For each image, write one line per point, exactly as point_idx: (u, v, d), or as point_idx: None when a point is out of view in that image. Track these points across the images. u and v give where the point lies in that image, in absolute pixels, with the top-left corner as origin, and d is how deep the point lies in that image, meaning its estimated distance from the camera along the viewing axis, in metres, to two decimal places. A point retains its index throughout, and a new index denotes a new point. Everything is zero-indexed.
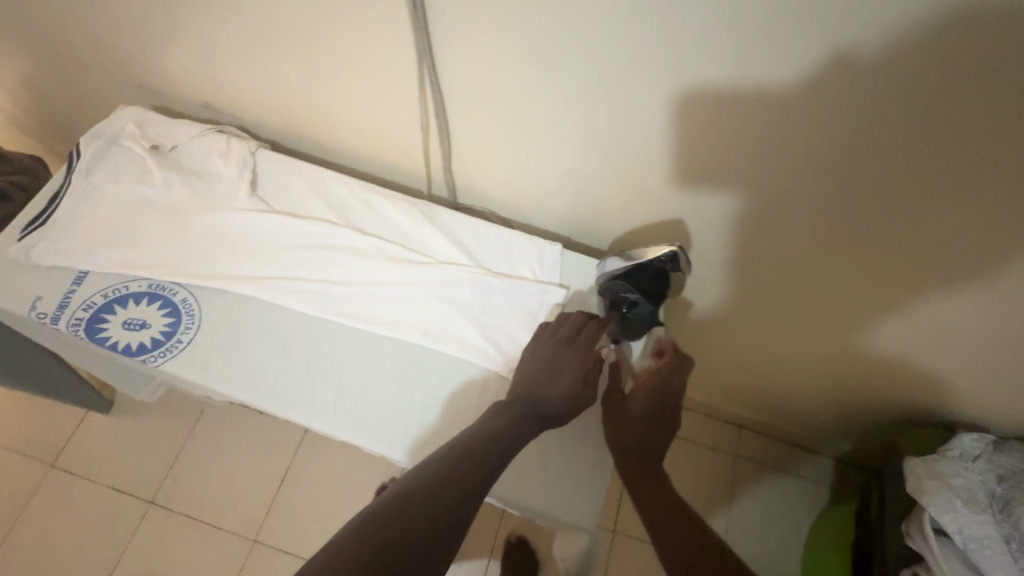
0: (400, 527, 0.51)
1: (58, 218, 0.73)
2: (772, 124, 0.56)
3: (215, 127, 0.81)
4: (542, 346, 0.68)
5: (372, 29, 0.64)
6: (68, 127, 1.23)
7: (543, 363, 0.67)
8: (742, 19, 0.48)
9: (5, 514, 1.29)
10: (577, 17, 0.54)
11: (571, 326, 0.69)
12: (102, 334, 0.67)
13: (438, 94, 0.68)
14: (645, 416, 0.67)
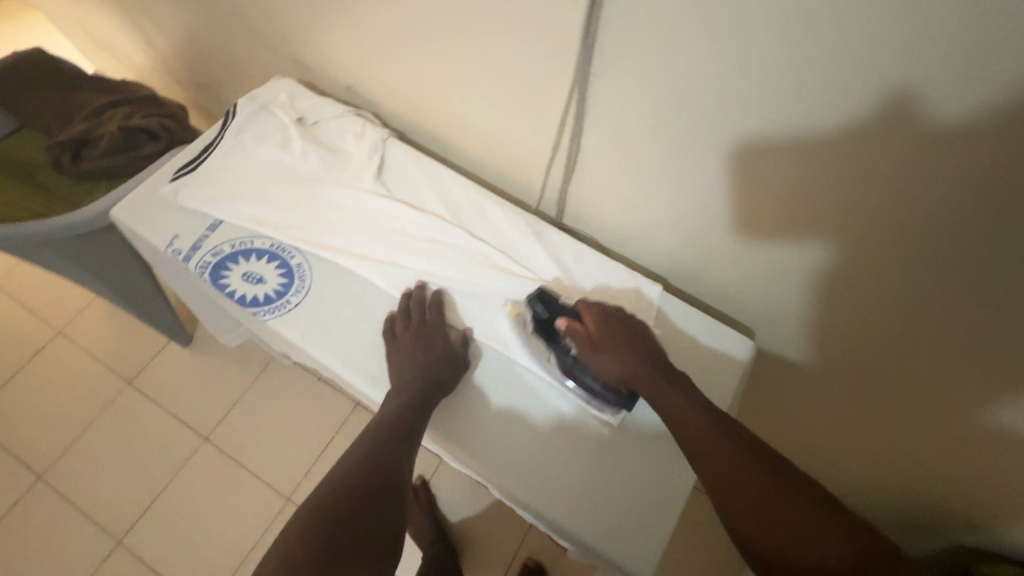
0: (339, 513, 0.56)
1: (204, 167, 0.80)
2: (930, 211, 0.53)
3: (355, 110, 0.86)
4: (423, 337, 0.70)
5: (533, 46, 0.66)
6: (215, 84, 1.36)
7: (421, 353, 0.68)
8: (929, 101, 0.46)
9: (82, 417, 1.42)
10: (746, 70, 0.53)
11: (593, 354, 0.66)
12: (223, 281, 0.72)
13: (578, 118, 0.70)
14: (630, 363, 0.63)
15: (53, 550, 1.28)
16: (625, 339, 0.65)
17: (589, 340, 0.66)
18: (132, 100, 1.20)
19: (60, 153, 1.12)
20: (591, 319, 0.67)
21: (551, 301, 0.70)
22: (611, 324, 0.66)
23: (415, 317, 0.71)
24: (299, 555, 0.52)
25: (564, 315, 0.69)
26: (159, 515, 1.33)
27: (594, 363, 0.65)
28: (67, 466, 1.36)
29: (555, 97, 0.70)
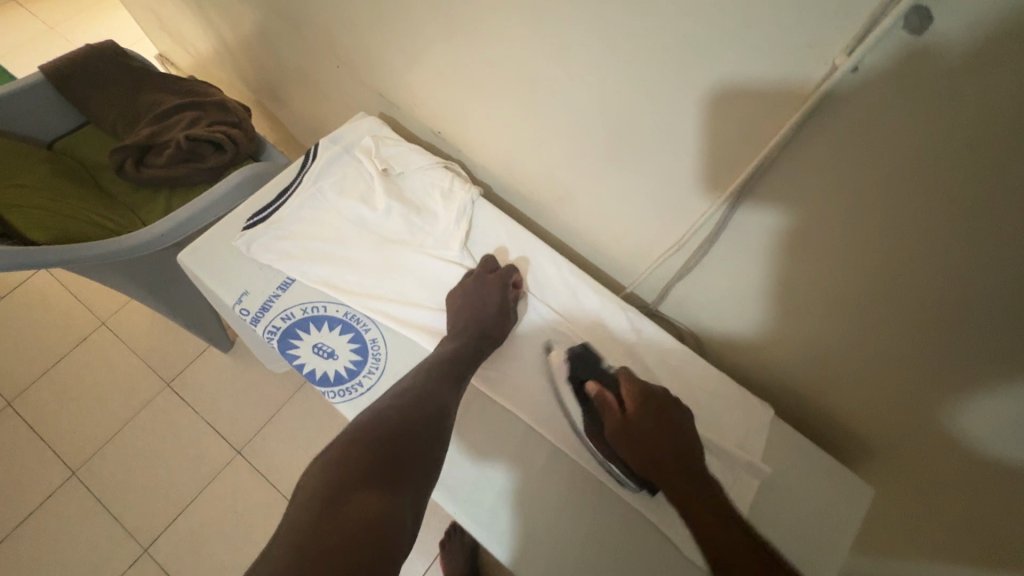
0: (381, 432, 0.52)
1: (281, 215, 0.73)
2: None
3: (444, 163, 0.78)
4: (481, 287, 0.68)
5: (679, 135, 0.57)
6: (285, 92, 1.30)
7: (476, 302, 0.67)
8: None
9: (119, 414, 1.40)
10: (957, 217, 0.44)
11: (610, 420, 0.60)
12: (292, 352, 0.66)
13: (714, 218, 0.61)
14: (651, 446, 0.56)
15: (81, 551, 1.27)
16: (654, 420, 0.58)
17: (618, 412, 0.60)
18: (199, 103, 1.14)
19: (124, 158, 1.08)
20: (625, 392, 0.61)
21: (590, 362, 0.67)
22: (650, 403, 0.60)
23: (475, 274, 0.70)
24: (354, 466, 0.49)
25: (599, 380, 0.65)
26: (185, 526, 1.30)
27: (615, 434, 0.60)
28: (100, 465, 1.35)
29: (692, 189, 0.61)
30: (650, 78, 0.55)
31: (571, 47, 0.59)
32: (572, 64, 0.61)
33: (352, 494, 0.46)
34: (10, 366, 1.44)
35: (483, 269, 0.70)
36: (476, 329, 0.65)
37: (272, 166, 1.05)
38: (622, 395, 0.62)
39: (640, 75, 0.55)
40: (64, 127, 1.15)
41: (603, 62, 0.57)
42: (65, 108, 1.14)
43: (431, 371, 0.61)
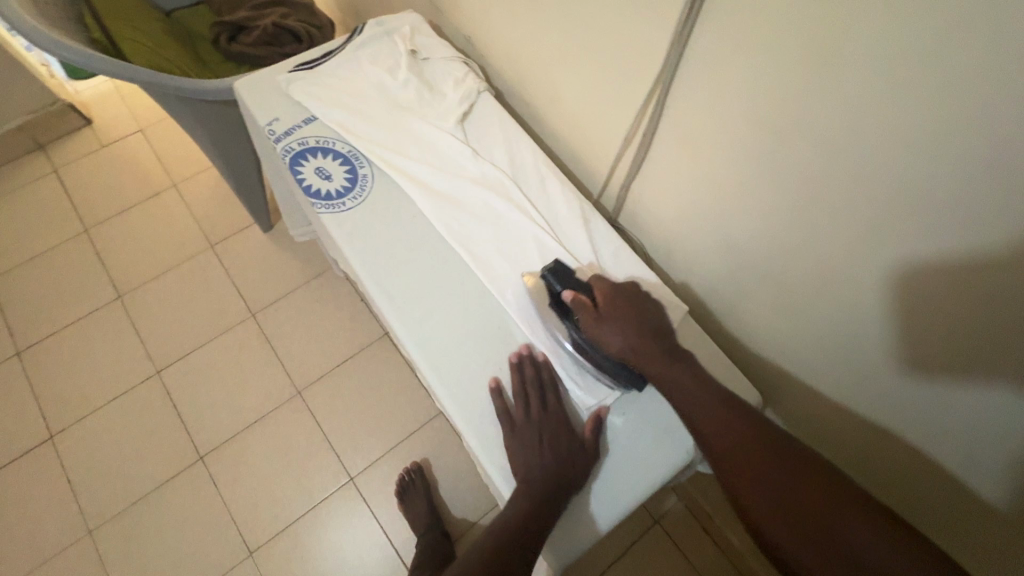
0: None
1: (321, 69, 0.88)
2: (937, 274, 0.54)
3: (464, 59, 0.91)
4: (546, 430, 0.66)
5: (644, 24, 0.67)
6: (363, 10, 1.48)
7: (542, 451, 0.65)
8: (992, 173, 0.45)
9: (167, 259, 1.63)
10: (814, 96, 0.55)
11: (599, 329, 0.66)
12: (298, 169, 0.80)
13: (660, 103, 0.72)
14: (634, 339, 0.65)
15: (110, 359, 1.49)
16: (633, 313, 0.68)
17: (595, 311, 0.67)
18: (291, 2, 1.34)
19: (221, 32, 1.28)
20: (598, 294, 0.69)
21: (562, 275, 0.71)
22: (617, 299, 0.69)
23: (531, 398, 0.69)
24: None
25: (572, 286, 0.70)
26: (195, 362, 1.50)
27: (599, 335, 0.66)
28: (142, 296, 1.57)
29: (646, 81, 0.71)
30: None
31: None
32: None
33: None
34: (94, 202, 1.70)
35: (531, 381, 0.70)
36: (547, 488, 0.62)
37: None
38: (595, 298, 0.69)
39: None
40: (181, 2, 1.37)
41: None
42: None
43: (504, 534, 0.59)
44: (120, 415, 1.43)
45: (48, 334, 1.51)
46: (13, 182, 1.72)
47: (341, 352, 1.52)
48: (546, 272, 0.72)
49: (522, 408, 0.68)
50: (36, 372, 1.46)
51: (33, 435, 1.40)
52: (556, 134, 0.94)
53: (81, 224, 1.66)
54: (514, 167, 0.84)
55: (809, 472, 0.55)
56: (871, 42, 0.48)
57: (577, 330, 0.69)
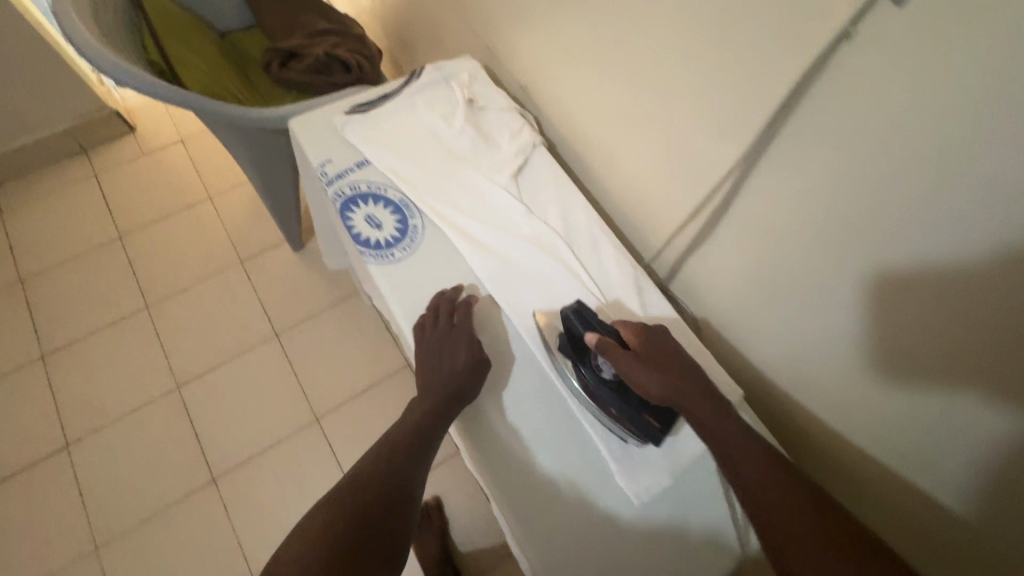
0: (350, 514, 0.59)
1: (376, 111, 0.87)
2: None
3: (521, 110, 0.90)
4: (448, 343, 0.71)
5: (724, 101, 0.65)
6: (413, 42, 1.49)
7: (443, 363, 0.70)
8: None
9: (197, 273, 1.62)
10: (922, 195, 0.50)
11: (634, 371, 0.65)
12: (349, 215, 0.79)
13: (735, 183, 0.69)
14: (670, 377, 0.64)
15: (132, 370, 1.48)
16: (665, 354, 0.67)
17: (630, 353, 0.66)
18: (342, 32, 1.34)
19: (273, 58, 1.29)
20: (628, 336, 0.68)
21: (586, 318, 0.70)
22: (645, 339, 0.68)
23: (443, 319, 0.73)
24: (321, 552, 0.55)
25: (597, 330, 0.69)
26: (216, 380, 1.49)
27: (630, 375, 0.65)
28: (169, 308, 1.57)
29: (719, 158, 0.69)
30: (713, 41, 0.63)
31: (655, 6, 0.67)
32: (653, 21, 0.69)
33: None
34: (130, 208, 1.71)
35: (444, 309, 0.74)
36: (443, 398, 0.68)
37: None
38: (624, 339, 0.68)
39: (707, 36, 0.63)
40: (234, 23, 1.38)
41: (676, 22, 0.66)
42: (241, 8, 1.37)
43: (401, 444, 0.67)
44: (137, 428, 1.42)
45: (74, 339, 1.51)
46: (54, 183, 1.74)
47: (362, 381, 1.50)
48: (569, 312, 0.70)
49: (432, 325, 0.72)
50: (58, 377, 1.46)
51: (49, 442, 1.38)
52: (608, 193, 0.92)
53: (116, 231, 1.67)
54: (565, 229, 0.81)
55: (779, 486, 0.58)
56: (998, 154, 0.44)
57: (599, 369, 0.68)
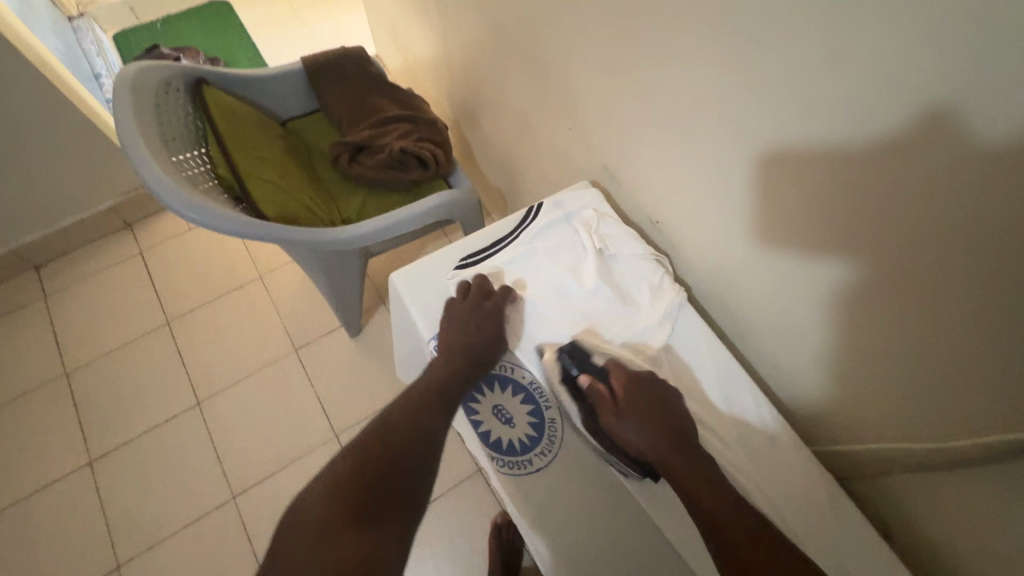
0: (371, 470, 0.57)
1: (490, 264, 0.75)
2: None
3: (659, 256, 0.77)
4: (478, 317, 0.68)
5: (980, 346, 0.49)
6: (482, 120, 1.36)
7: (474, 335, 0.67)
8: None
9: (249, 364, 1.52)
10: None
11: (618, 423, 0.61)
12: (473, 406, 0.67)
13: (993, 457, 0.52)
14: (653, 436, 0.59)
15: (185, 478, 1.37)
16: (654, 407, 0.61)
17: (612, 404, 0.62)
18: (414, 118, 1.22)
19: (341, 152, 1.16)
20: (616, 381, 0.63)
21: (580, 358, 0.65)
22: (639, 387, 0.63)
23: (475, 298, 0.70)
24: (342, 506, 0.54)
25: (590, 373, 0.65)
26: (273, 488, 1.37)
27: (616, 429, 0.61)
28: (222, 404, 1.46)
29: (972, 412, 0.53)
30: (971, 275, 0.47)
31: (865, 202, 0.52)
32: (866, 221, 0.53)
33: (336, 540, 0.51)
34: (178, 289, 1.62)
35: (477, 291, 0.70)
36: (466, 363, 0.66)
37: (464, 197, 1.08)
38: (613, 386, 0.63)
39: (960, 268, 0.47)
40: (297, 109, 1.27)
41: (907, 235, 0.50)
42: (304, 93, 1.26)
43: (417, 399, 0.64)
44: (191, 546, 1.31)
45: (123, 442, 1.41)
46: (98, 263, 1.65)
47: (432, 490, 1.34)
48: (562, 354, 0.66)
49: (460, 303, 0.69)
50: (108, 486, 1.36)
51: (100, 563, 1.28)
52: (766, 355, 0.78)
53: (163, 315, 1.58)
54: (729, 426, 0.68)
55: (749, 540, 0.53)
56: None
57: (591, 416, 0.63)
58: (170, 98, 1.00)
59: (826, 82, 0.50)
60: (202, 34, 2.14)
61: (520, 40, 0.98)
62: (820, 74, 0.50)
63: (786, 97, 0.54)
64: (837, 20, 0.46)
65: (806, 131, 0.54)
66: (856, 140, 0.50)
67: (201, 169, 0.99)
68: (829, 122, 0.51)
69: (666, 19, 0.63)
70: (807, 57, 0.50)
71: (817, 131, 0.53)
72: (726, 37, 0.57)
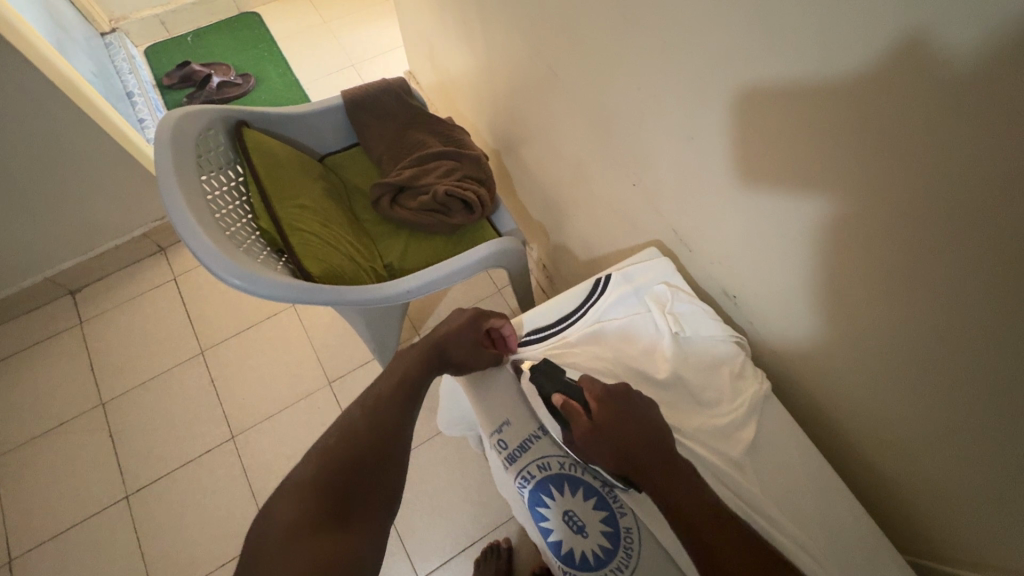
0: (348, 454, 0.61)
1: (554, 345, 0.72)
2: None
3: (738, 338, 0.71)
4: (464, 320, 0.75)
5: None
6: (523, 151, 1.30)
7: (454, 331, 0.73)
8: None
9: (282, 396, 1.49)
10: None
11: (591, 437, 0.59)
12: (542, 512, 0.63)
13: None
14: (627, 447, 0.58)
15: (219, 514, 1.35)
16: (630, 421, 0.59)
17: (587, 419, 0.60)
18: (457, 154, 1.14)
19: (382, 194, 1.11)
20: (589, 398, 0.61)
21: (554, 376, 0.65)
22: (613, 401, 0.60)
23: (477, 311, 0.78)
24: (313, 503, 0.55)
25: (563, 390, 0.63)
26: None
27: (591, 444, 0.59)
28: (255, 437, 1.44)
29: None
30: None
31: (1004, 311, 0.46)
32: (1020, 353, 0.47)
33: (306, 527, 0.53)
34: (212, 318, 1.60)
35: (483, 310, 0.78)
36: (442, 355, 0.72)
37: (511, 246, 1.04)
38: (587, 402, 0.61)
39: None
40: (336, 144, 1.23)
41: None
42: (345, 129, 1.22)
43: (390, 393, 0.69)
44: None
45: (158, 476, 1.39)
46: (132, 289, 1.64)
47: (468, 535, 1.29)
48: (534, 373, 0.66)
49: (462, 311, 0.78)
50: (143, 521, 1.34)
51: None
52: (860, 451, 0.72)
53: (196, 344, 1.56)
54: (832, 549, 0.60)
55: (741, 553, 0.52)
56: None
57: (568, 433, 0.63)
58: (210, 144, 0.96)
59: (986, 210, 0.43)
60: (233, 48, 2.11)
61: (579, 87, 0.92)
62: (976, 202, 0.44)
63: (926, 216, 0.48)
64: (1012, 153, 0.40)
65: (951, 253, 0.48)
66: (1021, 276, 0.44)
67: (242, 220, 0.95)
68: (985, 248, 0.45)
69: (766, 100, 0.57)
70: (960, 179, 0.44)
71: (967, 256, 0.47)
72: (845, 133, 0.51)
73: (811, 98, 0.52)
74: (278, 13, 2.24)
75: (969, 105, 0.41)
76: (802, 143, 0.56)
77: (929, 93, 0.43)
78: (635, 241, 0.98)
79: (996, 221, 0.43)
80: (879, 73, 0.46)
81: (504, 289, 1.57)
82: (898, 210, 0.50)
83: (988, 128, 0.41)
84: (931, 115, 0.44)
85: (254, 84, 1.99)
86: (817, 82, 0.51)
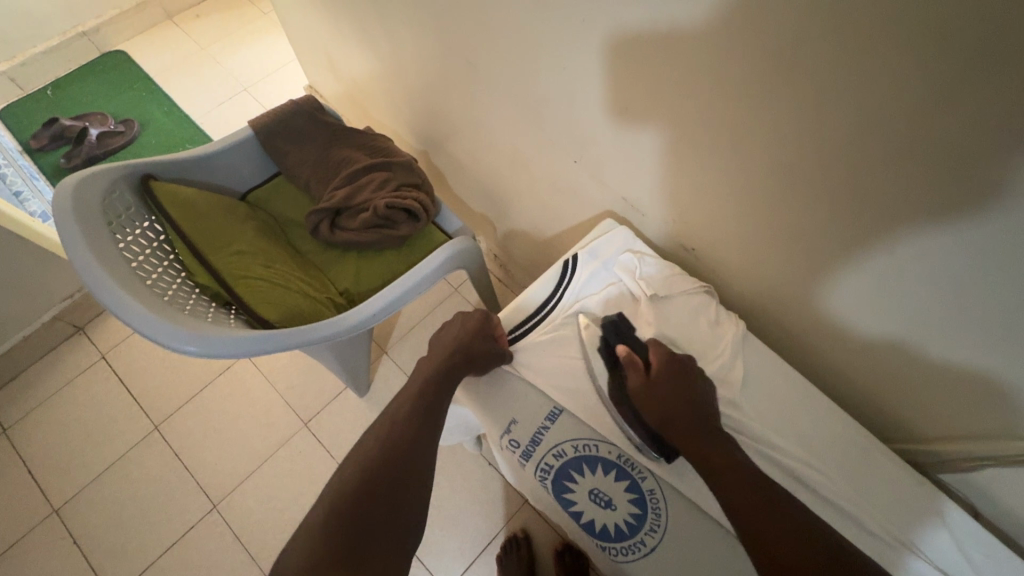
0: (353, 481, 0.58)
1: (540, 333, 0.73)
2: None
3: (707, 287, 0.75)
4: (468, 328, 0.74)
5: None
6: (451, 149, 1.28)
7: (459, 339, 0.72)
8: None
9: (259, 451, 1.41)
10: None
11: (648, 392, 0.64)
12: (569, 497, 0.65)
13: None
14: (676, 405, 0.62)
15: None
16: (683, 385, 0.63)
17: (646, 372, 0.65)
18: (386, 163, 1.10)
19: (319, 220, 1.06)
20: (654, 355, 0.66)
21: (622, 330, 0.70)
22: (676, 366, 0.65)
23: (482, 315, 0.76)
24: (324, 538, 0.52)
25: (631, 344, 0.69)
26: None
27: (643, 395, 0.64)
28: (241, 500, 1.35)
29: None
30: None
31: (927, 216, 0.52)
32: (940, 247, 0.53)
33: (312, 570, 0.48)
34: (158, 390, 1.48)
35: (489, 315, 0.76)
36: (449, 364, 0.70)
37: (467, 246, 1.03)
38: (650, 357, 0.67)
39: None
40: (256, 178, 1.16)
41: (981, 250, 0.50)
42: (261, 160, 1.15)
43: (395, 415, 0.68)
44: None
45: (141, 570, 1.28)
46: (57, 381, 1.48)
47: (488, 531, 1.29)
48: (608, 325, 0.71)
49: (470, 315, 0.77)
50: None
51: None
52: (827, 361, 0.79)
53: (148, 421, 1.44)
54: (827, 459, 0.66)
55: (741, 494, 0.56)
56: None
57: (624, 393, 0.66)
58: (118, 207, 0.88)
59: (903, 131, 0.48)
60: (103, 94, 1.91)
61: (500, 76, 0.91)
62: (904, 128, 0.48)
63: (854, 145, 0.53)
64: (932, 80, 0.44)
65: (879, 174, 0.53)
66: (940, 181, 0.49)
67: (176, 280, 0.88)
68: (912, 168, 0.50)
69: (683, 60, 0.60)
70: (885, 110, 0.48)
71: (901, 177, 0.51)
72: (764, 81, 0.55)
73: (726, 52, 0.55)
74: (147, 46, 2.04)
75: (874, 41, 0.45)
76: (727, 96, 0.59)
77: (838, 36, 0.47)
78: (585, 214, 1.00)
79: (923, 141, 0.47)
80: (790, 22, 0.49)
81: (462, 287, 1.57)
82: (828, 143, 0.54)
83: (883, 57, 0.45)
84: (844, 55, 0.47)
85: (139, 130, 1.81)
86: (733, 38, 0.54)
